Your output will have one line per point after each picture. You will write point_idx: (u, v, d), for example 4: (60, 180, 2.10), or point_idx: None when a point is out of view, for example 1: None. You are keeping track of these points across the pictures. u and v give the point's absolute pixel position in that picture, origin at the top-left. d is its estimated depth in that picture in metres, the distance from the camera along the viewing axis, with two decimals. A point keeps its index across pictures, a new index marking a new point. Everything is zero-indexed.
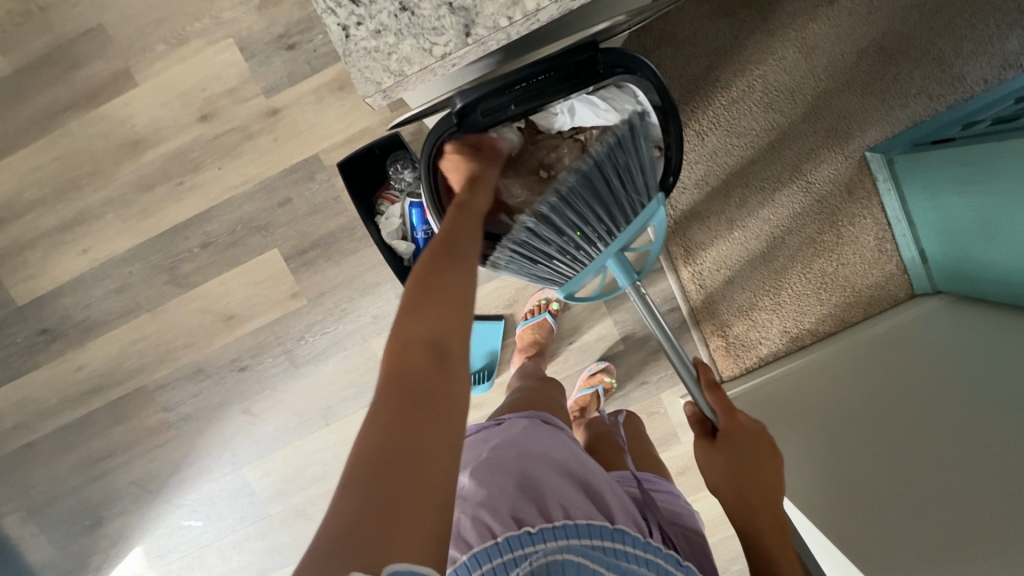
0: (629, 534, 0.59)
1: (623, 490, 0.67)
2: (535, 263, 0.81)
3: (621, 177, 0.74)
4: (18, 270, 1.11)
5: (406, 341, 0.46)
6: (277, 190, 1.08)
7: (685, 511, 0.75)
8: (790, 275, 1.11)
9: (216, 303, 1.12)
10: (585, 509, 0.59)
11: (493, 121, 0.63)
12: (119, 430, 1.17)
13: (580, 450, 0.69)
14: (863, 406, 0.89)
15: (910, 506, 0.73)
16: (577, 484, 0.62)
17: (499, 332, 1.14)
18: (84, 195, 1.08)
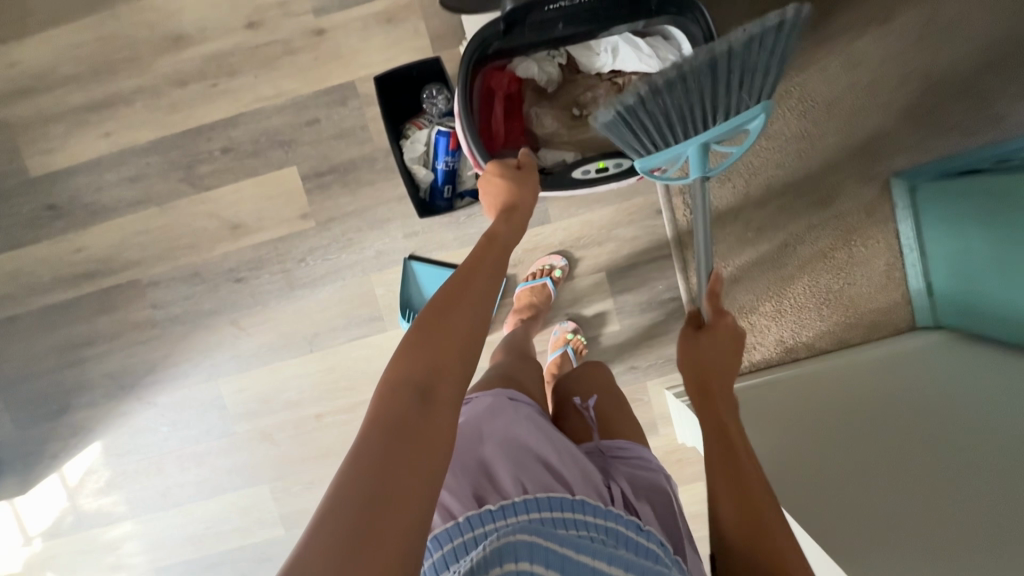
0: (590, 503, 0.58)
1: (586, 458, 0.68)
2: (630, 131, 0.67)
3: (741, 74, 0.61)
4: (37, 142, 1.11)
5: (401, 373, 0.45)
6: (308, 109, 1.08)
7: (652, 476, 0.73)
8: (796, 287, 1.11)
9: (225, 210, 1.12)
10: (540, 483, 0.60)
11: (538, 35, 0.71)
12: (103, 319, 1.16)
13: (544, 423, 0.69)
14: (853, 423, 0.88)
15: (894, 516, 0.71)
16: (534, 464, 0.63)
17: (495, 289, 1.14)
18: (116, 79, 1.08)
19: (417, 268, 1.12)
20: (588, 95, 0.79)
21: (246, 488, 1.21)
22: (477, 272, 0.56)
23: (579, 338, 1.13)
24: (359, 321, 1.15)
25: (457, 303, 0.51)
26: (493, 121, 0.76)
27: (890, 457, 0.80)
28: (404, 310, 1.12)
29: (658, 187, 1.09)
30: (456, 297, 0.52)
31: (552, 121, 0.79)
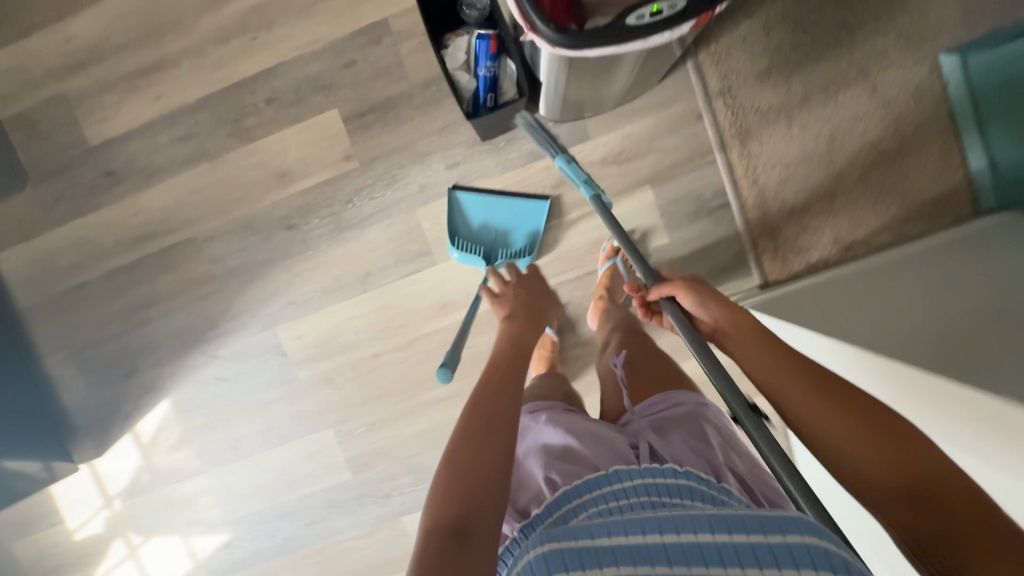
0: (623, 471, 0.56)
1: (614, 435, 0.66)
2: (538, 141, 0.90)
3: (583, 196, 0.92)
4: (96, 111, 1.17)
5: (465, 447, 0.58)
6: (344, 51, 1.11)
7: (698, 424, 0.69)
8: (848, 180, 1.08)
9: (273, 159, 1.15)
10: (570, 470, 0.60)
11: None
12: (166, 278, 1.20)
13: (570, 420, 0.69)
14: (936, 298, 0.84)
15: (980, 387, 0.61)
16: (556, 459, 0.62)
17: (541, 213, 1.12)
18: (165, 43, 1.14)
19: (462, 198, 1.12)
20: None
21: (311, 435, 1.23)
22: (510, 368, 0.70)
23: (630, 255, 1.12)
24: (409, 258, 1.16)
25: (486, 419, 0.61)
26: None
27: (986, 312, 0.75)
28: (455, 241, 1.10)
29: (698, 93, 1.09)
30: (487, 415, 0.61)
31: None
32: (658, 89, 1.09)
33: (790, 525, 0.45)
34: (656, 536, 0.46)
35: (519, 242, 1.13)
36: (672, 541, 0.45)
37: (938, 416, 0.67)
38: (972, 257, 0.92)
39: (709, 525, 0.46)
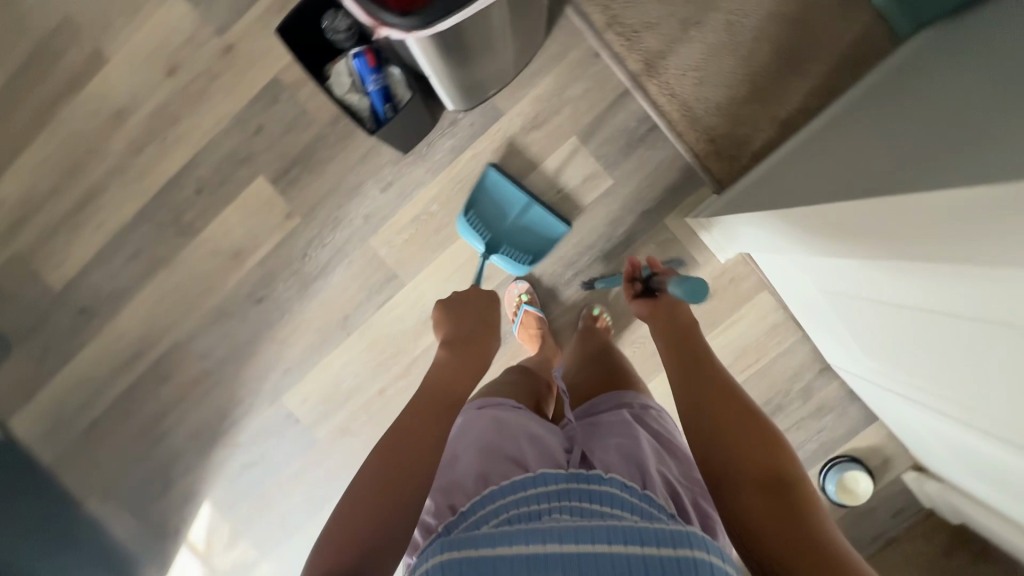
0: (548, 473, 0.56)
1: (551, 443, 0.66)
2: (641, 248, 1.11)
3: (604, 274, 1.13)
4: (48, 259, 1.20)
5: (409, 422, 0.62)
6: (250, 119, 1.14)
7: (630, 428, 0.69)
8: (761, 59, 1.07)
9: (221, 243, 1.18)
10: (503, 471, 0.59)
11: None
12: (167, 388, 1.23)
13: (519, 420, 0.69)
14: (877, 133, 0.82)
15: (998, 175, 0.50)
16: (492, 456, 0.62)
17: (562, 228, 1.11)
18: (87, 175, 1.17)
19: (494, 184, 1.12)
20: None
21: None
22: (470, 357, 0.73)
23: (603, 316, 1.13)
24: (380, 288, 1.18)
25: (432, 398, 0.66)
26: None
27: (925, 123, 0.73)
28: (465, 211, 1.11)
29: (588, 31, 1.09)
30: (438, 396, 0.66)
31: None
32: (550, 43, 1.10)
33: (682, 539, 0.47)
34: (557, 546, 0.46)
35: (531, 247, 1.14)
36: (569, 550, 0.46)
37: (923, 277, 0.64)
38: (920, 83, 0.86)
39: (608, 535, 0.46)
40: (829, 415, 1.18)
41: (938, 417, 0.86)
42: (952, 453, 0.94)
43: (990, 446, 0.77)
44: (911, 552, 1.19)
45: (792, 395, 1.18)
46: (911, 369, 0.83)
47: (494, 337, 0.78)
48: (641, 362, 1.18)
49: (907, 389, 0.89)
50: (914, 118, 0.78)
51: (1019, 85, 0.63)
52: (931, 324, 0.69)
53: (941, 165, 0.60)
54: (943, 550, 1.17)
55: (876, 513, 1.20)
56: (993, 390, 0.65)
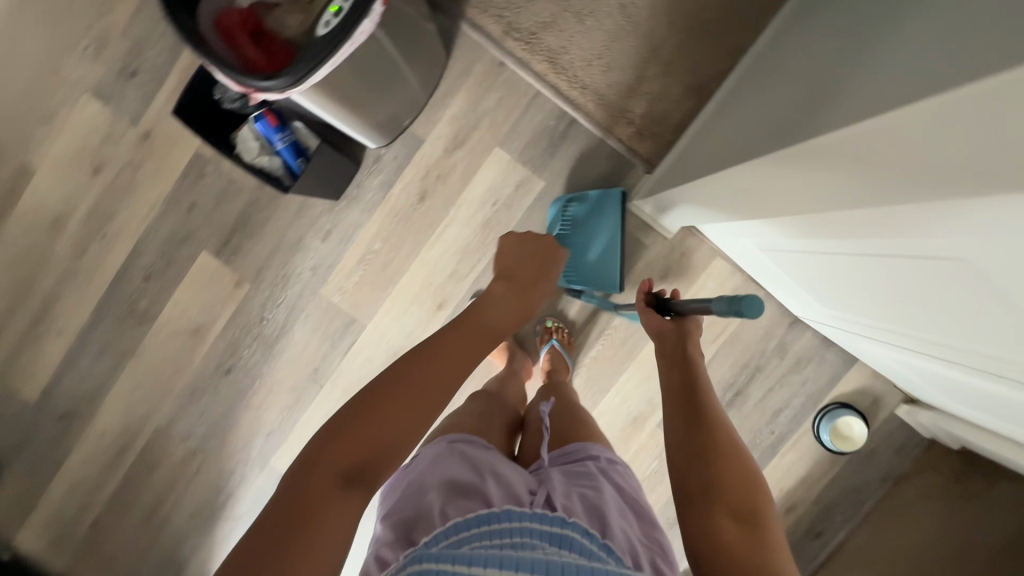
0: (515, 509, 0.51)
1: (520, 480, 0.59)
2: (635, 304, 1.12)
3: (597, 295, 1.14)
4: (17, 375, 1.20)
5: (403, 380, 0.54)
6: (181, 199, 1.16)
7: (597, 478, 0.62)
8: (662, 34, 1.07)
9: (181, 323, 1.19)
10: (465, 505, 0.53)
11: None
12: (157, 475, 1.22)
13: (485, 456, 0.63)
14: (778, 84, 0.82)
15: (862, 108, 0.51)
16: (455, 493, 0.55)
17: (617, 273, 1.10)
18: (37, 286, 1.18)
19: (606, 197, 1.10)
20: None
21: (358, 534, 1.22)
22: (492, 315, 0.63)
23: (558, 325, 1.16)
24: (342, 334, 1.19)
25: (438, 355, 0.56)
26: (237, 11, 0.70)
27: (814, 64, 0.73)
28: (563, 200, 1.11)
29: (487, 44, 1.10)
30: (447, 355, 0.56)
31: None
32: (453, 62, 1.10)
33: None
34: None
35: (583, 273, 1.13)
36: None
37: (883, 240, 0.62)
38: (812, 24, 0.86)
39: None
40: (809, 365, 1.18)
41: (911, 354, 0.84)
42: (930, 383, 0.93)
43: (966, 375, 0.75)
44: (921, 486, 1.17)
45: (767, 353, 1.18)
46: (884, 320, 0.79)
47: (542, 289, 0.71)
48: (612, 353, 1.18)
49: (877, 335, 0.87)
50: (806, 63, 0.78)
51: (882, 13, 0.63)
52: (882, 267, 0.67)
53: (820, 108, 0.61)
54: (951, 477, 1.15)
55: (878, 454, 1.19)
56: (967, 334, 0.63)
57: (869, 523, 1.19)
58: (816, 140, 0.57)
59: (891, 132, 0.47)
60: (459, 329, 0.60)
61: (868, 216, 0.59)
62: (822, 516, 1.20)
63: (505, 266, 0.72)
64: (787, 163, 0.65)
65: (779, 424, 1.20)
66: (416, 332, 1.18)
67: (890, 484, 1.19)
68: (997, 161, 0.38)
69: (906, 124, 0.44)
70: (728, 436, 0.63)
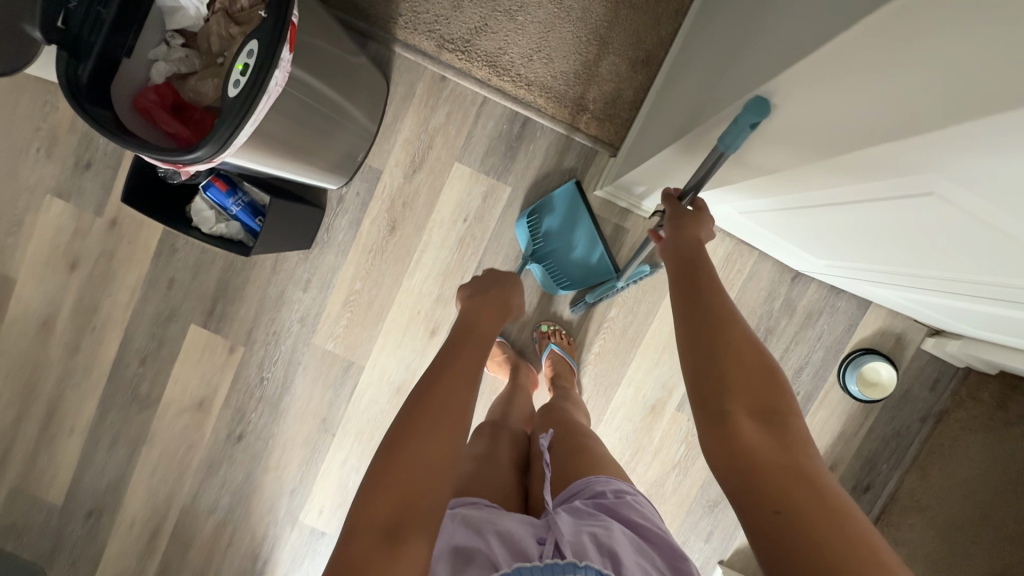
0: (524, 565, 0.45)
1: (526, 526, 0.51)
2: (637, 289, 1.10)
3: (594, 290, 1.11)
4: (41, 479, 1.22)
5: (422, 410, 0.50)
6: (160, 277, 1.16)
7: (604, 517, 0.54)
8: (597, 13, 1.03)
9: (184, 400, 1.19)
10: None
11: (99, 33, 0.66)
12: (193, 553, 1.22)
13: (484, 514, 0.54)
14: (720, 37, 0.78)
15: (782, 57, 0.48)
16: (456, 562, 0.47)
17: (606, 260, 1.05)
18: (42, 389, 1.20)
19: (561, 196, 1.06)
20: (215, 39, 0.71)
21: None
22: (481, 332, 0.62)
23: (555, 328, 1.13)
24: (341, 380, 1.17)
25: (448, 373, 0.54)
26: (152, 88, 0.70)
27: (747, 15, 0.69)
28: (526, 218, 1.08)
29: (424, 62, 1.07)
30: (453, 373, 0.54)
31: (215, 35, 0.70)
32: (395, 87, 1.08)
33: None
34: None
35: (572, 273, 1.10)
36: None
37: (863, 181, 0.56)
38: None
39: None
40: (821, 318, 1.13)
41: (924, 291, 0.78)
42: (948, 316, 0.88)
43: (981, 304, 0.71)
44: (965, 419, 1.10)
45: (775, 314, 1.13)
46: (888, 263, 0.73)
47: (519, 297, 0.75)
48: (615, 346, 1.15)
49: (884, 279, 0.81)
50: (741, 11, 0.73)
51: None
52: (865, 217, 0.63)
53: (754, 58, 0.57)
54: (995, 404, 1.09)
55: (913, 395, 1.13)
56: (976, 261, 0.57)
57: (919, 469, 1.12)
58: (749, 99, 0.54)
59: (827, 70, 0.43)
60: (455, 350, 0.58)
61: (833, 166, 0.56)
62: (866, 470, 1.14)
63: (480, 288, 0.74)
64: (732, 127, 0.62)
65: (802, 384, 1.15)
66: (415, 363, 1.17)
67: (932, 423, 1.13)
68: (937, 83, 0.35)
69: (838, 66, 0.41)
70: (734, 324, 0.53)
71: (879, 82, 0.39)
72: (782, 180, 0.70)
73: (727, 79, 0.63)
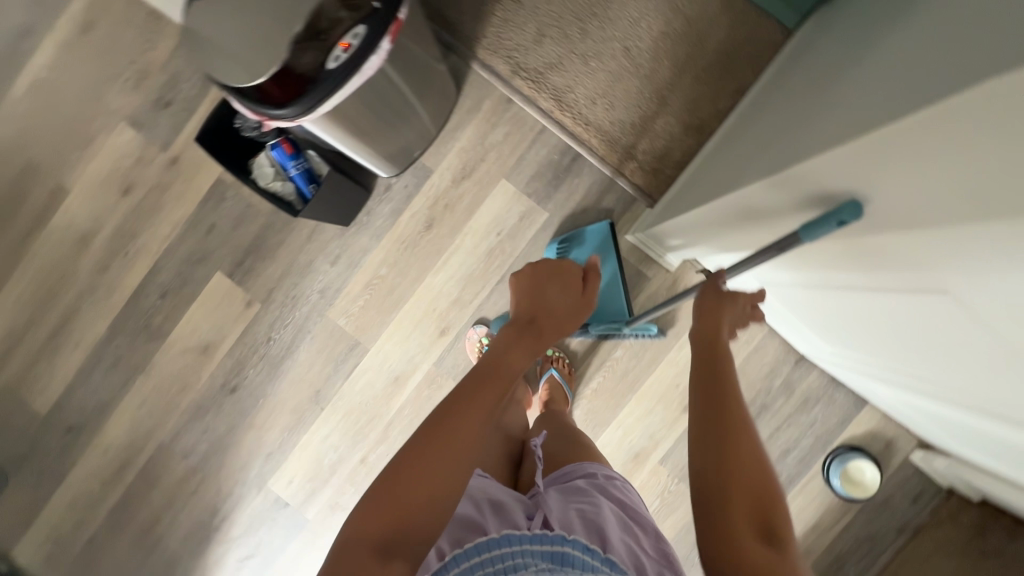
0: (514, 533, 0.47)
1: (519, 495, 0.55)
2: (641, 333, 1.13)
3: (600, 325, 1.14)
4: (34, 385, 1.24)
5: (432, 444, 0.45)
6: (202, 220, 1.21)
7: (594, 495, 0.58)
8: (664, 75, 1.11)
9: (191, 341, 1.22)
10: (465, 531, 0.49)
11: None
12: (156, 493, 1.23)
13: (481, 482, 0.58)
14: (774, 119, 0.84)
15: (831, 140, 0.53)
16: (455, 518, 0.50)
17: (624, 301, 1.10)
18: (62, 299, 1.24)
19: (594, 231, 1.12)
20: None
21: None
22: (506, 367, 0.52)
23: (559, 355, 1.15)
24: (344, 357, 1.20)
25: (466, 405, 0.48)
26: None
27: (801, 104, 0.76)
28: (557, 244, 1.14)
29: (496, 83, 1.15)
30: (470, 406, 0.48)
31: None
32: (463, 98, 1.16)
33: None
34: None
35: None
36: None
37: (888, 271, 0.59)
38: (805, 66, 0.89)
39: None
40: (816, 405, 1.15)
41: (924, 397, 0.80)
42: (941, 427, 0.89)
43: (977, 420, 0.73)
44: None
45: (773, 392, 1.15)
46: (897, 359, 0.75)
47: (568, 323, 0.58)
48: (613, 386, 1.17)
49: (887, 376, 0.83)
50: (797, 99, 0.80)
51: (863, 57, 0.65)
52: (882, 306, 0.66)
53: (803, 141, 0.62)
54: None
55: (893, 502, 1.13)
56: (981, 374, 0.59)
57: None
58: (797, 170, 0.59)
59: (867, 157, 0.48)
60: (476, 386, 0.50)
61: (862, 247, 0.59)
62: (834, 567, 1.14)
63: (531, 299, 0.58)
64: (774, 193, 0.66)
65: (787, 466, 1.15)
66: (418, 358, 1.19)
67: (907, 535, 1.13)
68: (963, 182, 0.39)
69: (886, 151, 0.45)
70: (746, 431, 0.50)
71: (923, 174, 0.43)
72: (811, 254, 0.73)
73: (776, 154, 0.68)
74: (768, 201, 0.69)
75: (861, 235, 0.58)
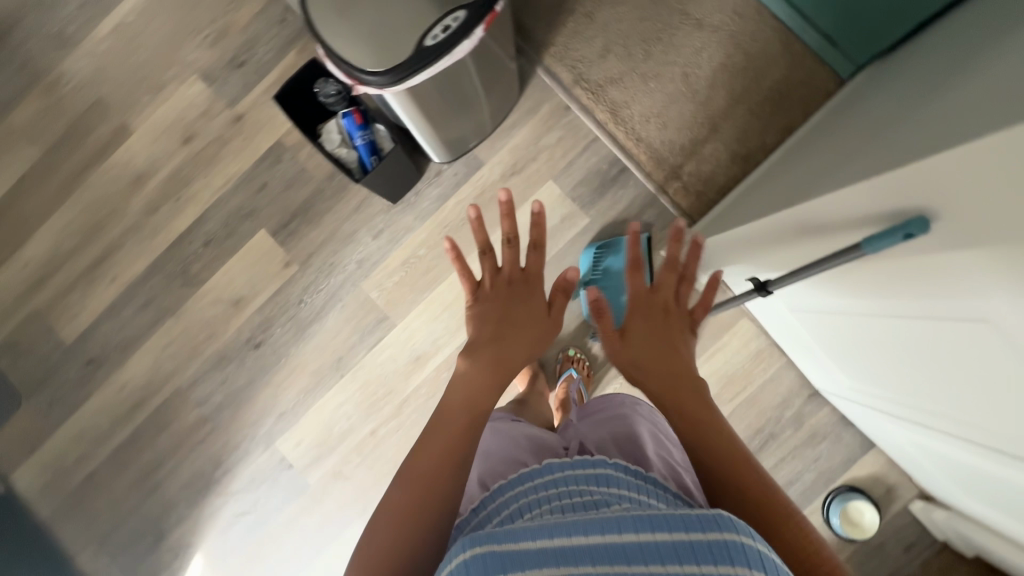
0: (554, 463, 0.48)
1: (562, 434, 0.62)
2: None
3: None
4: (64, 313, 1.27)
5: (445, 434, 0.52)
6: (255, 177, 1.25)
7: (628, 419, 0.64)
8: (717, 104, 1.17)
9: (224, 292, 1.25)
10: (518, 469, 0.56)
11: None
12: (164, 436, 1.24)
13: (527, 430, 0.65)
14: (823, 154, 0.89)
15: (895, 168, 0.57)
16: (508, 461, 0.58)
17: None
18: (106, 233, 1.27)
19: None
20: None
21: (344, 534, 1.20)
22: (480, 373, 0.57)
23: (580, 356, 1.18)
24: (371, 329, 1.23)
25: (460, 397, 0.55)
26: None
27: (856, 141, 0.80)
28: (595, 249, 1.17)
29: (557, 90, 1.20)
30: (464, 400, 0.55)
31: None
32: (524, 99, 1.21)
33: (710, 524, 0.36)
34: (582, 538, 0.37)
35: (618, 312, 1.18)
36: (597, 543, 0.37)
37: (926, 296, 0.63)
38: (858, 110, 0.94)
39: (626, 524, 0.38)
40: (824, 441, 1.17)
41: (935, 435, 0.83)
42: (946, 472, 0.92)
43: (985, 462, 0.75)
44: None
45: (782, 422, 1.18)
46: (917, 392, 0.77)
47: (529, 319, 0.63)
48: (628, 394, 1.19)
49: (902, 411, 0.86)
50: (850, 137, 0.84)
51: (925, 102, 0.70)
52: (913, 333, 0.69)
53: (864, 169, 0.66)
54: None
55: (887, 549, 1.14)
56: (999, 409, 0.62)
57: None
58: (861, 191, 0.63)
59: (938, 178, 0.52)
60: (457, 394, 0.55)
61: (906, 271, 0.62)
62: None
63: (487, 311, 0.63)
64: (828, 214, 0.70)
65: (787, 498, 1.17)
66: (442, 340, 1.22)
67: None
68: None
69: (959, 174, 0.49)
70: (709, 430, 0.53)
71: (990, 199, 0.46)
72: (847, 278, 0.77)
73: (832, 181, 0.72)
74: (819, 222, 0.73)
75: (906, 258, 0.61)
